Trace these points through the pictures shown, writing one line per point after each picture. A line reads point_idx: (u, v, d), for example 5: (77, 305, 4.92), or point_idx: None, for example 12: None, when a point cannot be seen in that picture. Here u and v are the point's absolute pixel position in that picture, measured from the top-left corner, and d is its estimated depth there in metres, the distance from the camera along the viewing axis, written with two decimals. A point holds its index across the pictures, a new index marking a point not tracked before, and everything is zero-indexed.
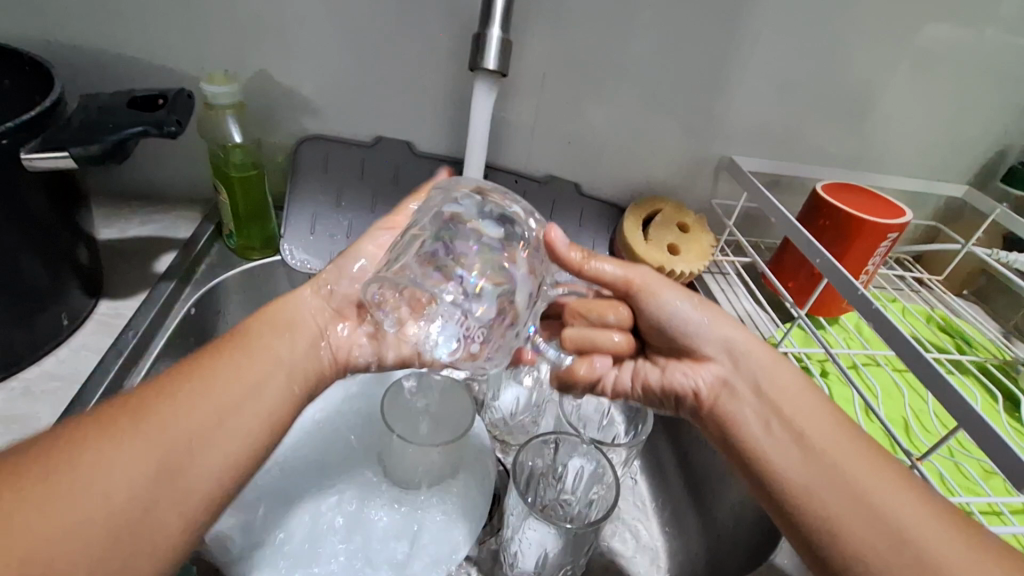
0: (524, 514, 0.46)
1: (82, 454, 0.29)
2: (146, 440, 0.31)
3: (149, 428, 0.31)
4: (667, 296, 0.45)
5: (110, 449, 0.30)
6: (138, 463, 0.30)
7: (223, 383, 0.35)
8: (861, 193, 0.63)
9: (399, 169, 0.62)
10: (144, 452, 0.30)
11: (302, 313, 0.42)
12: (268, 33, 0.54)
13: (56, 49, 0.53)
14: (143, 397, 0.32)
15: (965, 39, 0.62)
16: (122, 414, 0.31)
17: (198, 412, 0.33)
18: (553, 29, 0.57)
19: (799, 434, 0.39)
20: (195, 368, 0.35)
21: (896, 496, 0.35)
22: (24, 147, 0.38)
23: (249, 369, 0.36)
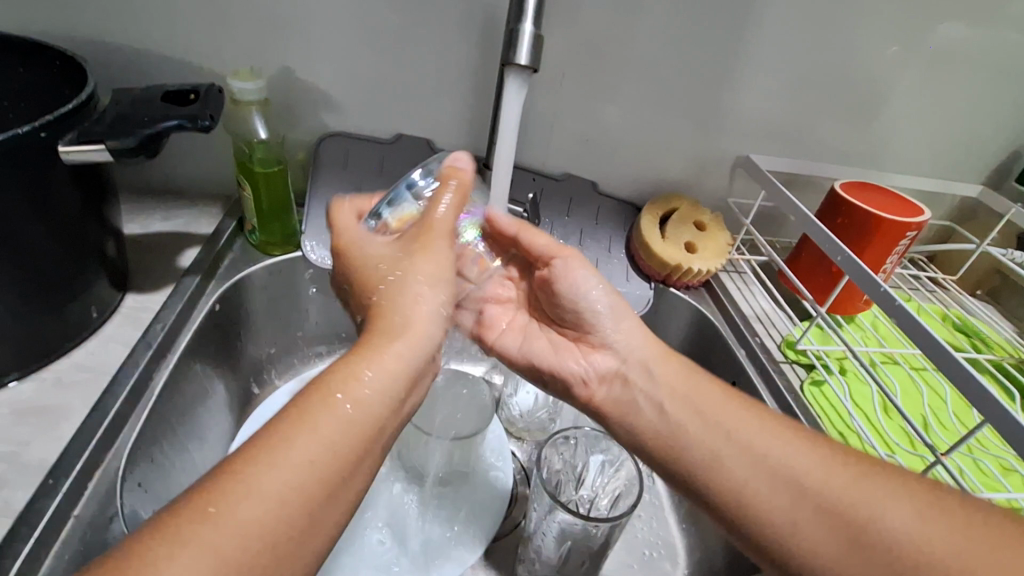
0: (548, 506, 0.46)
1: (213, 513, 0.25)
2: (276, 494, 0.27)
3: (274, 471, 0.27)
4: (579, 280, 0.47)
5: (239, 503, 0.26)
6: (266, 520, 0.26)
7: (341, 417, 0.30)
8: (877, 191, 0.63)
9: (419, 166, 0.62)
10: (273, 509, 0.26)
11: (410, 350, 0.34)
12: (292, 31, 0.55)
13: (84, 44, 0.54)
14: (263, 442, 0.28)
15: (981, 39, 0.63)
16: (247, 457, 0.27)
17: (316, 457, 0.28)
18: (573, 28, 0.58)
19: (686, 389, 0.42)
20: (285, 444, 0.28)
21: (764, 447, 0.38)
22: (62, 140, 0.39)
23: (369, 402, 0.31)
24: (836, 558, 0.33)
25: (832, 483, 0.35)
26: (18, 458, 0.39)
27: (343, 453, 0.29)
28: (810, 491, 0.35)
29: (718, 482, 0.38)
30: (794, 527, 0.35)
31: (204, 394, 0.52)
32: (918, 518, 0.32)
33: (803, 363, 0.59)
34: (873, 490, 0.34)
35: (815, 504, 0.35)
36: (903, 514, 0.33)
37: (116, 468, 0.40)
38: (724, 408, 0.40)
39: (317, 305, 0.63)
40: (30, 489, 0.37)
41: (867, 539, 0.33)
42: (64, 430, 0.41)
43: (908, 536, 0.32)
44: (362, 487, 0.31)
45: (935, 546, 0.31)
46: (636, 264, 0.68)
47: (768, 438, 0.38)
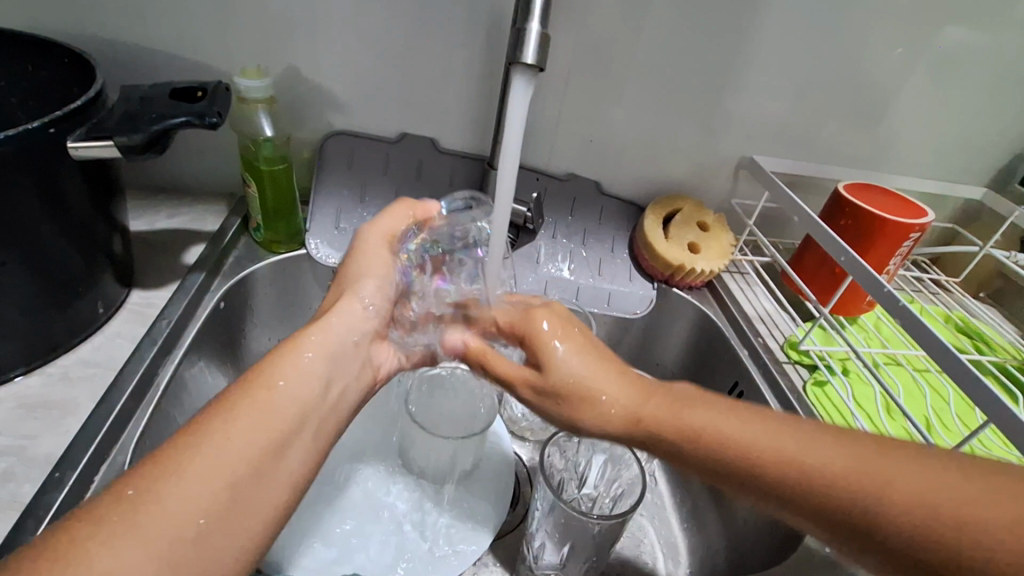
0: (550, 505, 0.47)
1: (142, 500, 0.27)
2: (204, 475, 0.29)
3: (202, 455, 0.30)
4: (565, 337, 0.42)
5: (163, 489, 0.28)
6: (195, 501, 0.28)
7: (261, 410, 0.33)
8: (880, 193, 0.63)
9: (423, 165, 0.62)
10: (204, 490, 0.29)
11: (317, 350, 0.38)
12: (298, 30, 0.55)
13: (91, 41, 0.54)
14: (196, 432, 0.31)
15: (986, 42, 0.63)
16: (171, 450, 0.30)
17: (246, 442, 0.31)
18: (578, 28, 0.58)
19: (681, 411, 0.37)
20: (220, 426, 0.31)
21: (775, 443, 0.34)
22: (71, 136, 0.39)
23: (288, 394, 0.34)
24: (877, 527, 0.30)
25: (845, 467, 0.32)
26: (24, 452, 0.39)
27: (267, 443, 0.32)
28: (825, 480, 0.32)
29: (755, 467, 0.34)
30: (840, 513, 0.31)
31: (208, 391, 0.52)
32: (938, 479, 0.30)
33: (806, 363, 0.59)
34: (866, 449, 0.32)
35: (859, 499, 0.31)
36: (907, 475, 0.30)
37: (122, 462, 0.40)
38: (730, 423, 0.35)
39: (321, 303, 0.63)
40: (35, 482, 0.38)
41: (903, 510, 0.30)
42: (70, 424, 0.41)
43: (932, 489, 0.30)
44: (295, 470, 0.33)
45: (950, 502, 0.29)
46: (639, 263, 0.68)
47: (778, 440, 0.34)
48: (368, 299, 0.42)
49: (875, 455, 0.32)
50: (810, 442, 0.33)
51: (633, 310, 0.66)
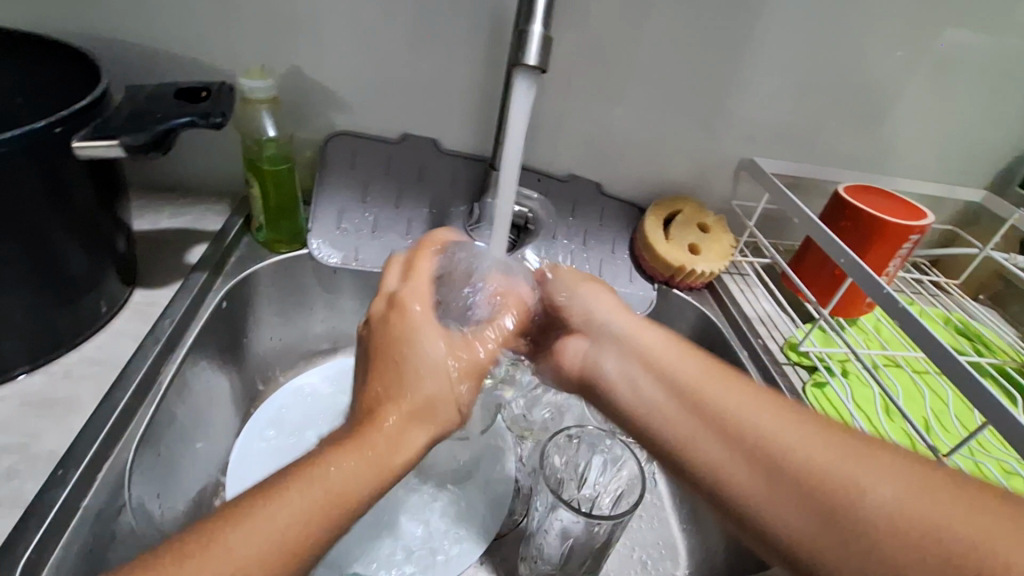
0: (551, 504, 0.47)
1: (201, 561, 0.26)
2: (237, 566, 0.26)
3: (265, 514, 0.28)
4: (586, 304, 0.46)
5: (225, 545, 0.26)
6: (252, 565, 0.26)
7: (335, 466, 0.30)
8: (880, 195, 0.63)
9: (425, 166, 0.63)
10: (261, 554, 0.27)
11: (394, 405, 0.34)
12: (301, 31, 0.55)
13: (94, 41, 0.54)
14: (247, 505, 0.28)
15: (985, 45, 0.63)
16: (241, 504, 0.28)
17: (294, 520, 0.28)
18: (579, 30, 0.58)
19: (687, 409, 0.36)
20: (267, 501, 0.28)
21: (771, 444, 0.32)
22: (76, 135, 0.39)
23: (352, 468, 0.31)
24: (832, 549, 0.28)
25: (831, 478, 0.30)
26: (27, 450, 0.39)
27: (332, 505, 0.29)
28: (808, 475, 0.30)
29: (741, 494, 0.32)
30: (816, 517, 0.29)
31: (210, 390, 0.52)
32: (905, 489, 0.28)
33: (806, 365, 0.59)
34: (844, 451, 0.30)
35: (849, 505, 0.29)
36: (880, 485, 0.29)
37: (125, 460, 0.40)
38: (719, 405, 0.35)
39: (323, 303, 0.63)
40: (39, 479, 0.38)
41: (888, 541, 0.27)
42: (74, 422, 0.42)
43: (917, 520, 0.27)
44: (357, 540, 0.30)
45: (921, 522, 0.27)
46: (640, 264, 0.68)
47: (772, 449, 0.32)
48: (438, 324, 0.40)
49: (839, 447, 0.31)
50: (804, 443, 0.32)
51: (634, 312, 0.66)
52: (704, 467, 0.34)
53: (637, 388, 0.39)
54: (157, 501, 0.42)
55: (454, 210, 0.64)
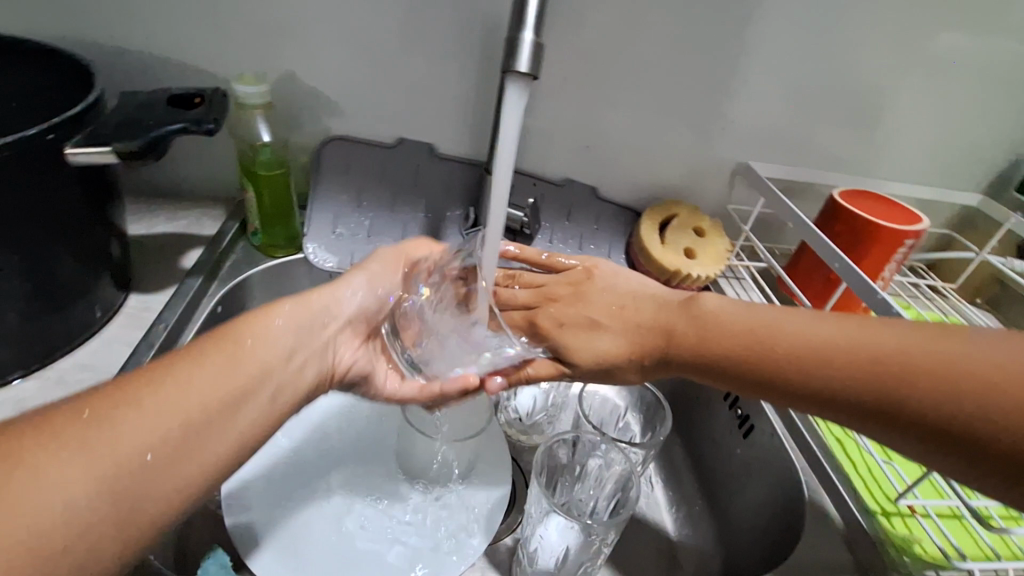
0: (545, 510, 0.47)
1: (90, 427, 0.29)
2: (145, 423, 0.30)
3: (158, 393, 0.32)
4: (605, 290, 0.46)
5: (135, 405, 0.30)
6: (158, 422, 0.31)
7: (219, 364, 0.35)
8: (878, 201, 0.63)
9: (420, 171, 0.63)
10: (152, 427, 0.30)
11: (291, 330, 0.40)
12: (296, 38, 0.55)
13: (91, 47, 0.55)
14: (155, 377, 0.32)
15: (979, 50, 0.63)
16: (129, 387, 0.31)
17: (195, 398, 0.33)
18: (572, 36, 0.58)
19: (734, 329, 0.39)
20: (171, 380, 0.33)
21: (786, 336, 0.38)
22: (69, 142, 0.39)
23: (253, 360, 0.36)
24: (887, 398, 0.33)
25: (885, 348, 0.34)
26: None
27: (217, 399, 0.33)
28: (818, 348, 0.36)
29: (799, 375, 0.36)
30: (873, 371, 0.34)
31: None
32: (895, 334, 0.34)
33: None
34: (836, 322, 0.37)
35: (887, 366, 0.34)
36: (886, 333, 0.35)
37: None
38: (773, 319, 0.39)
39: None
40: None
41: (927, 379, 0.32)
42: None
43: (919, 347, 0.33)
44: (238, 431, 0.34)
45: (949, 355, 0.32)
46: (636, 268, 0.68)
47: (816, 329, 0.37)
48: (350, 289, 0.46)
49: (833, 323, 0.37)
50: (829, 323, 0.37)
51: None
52: (770, 361, 0.38)
53: (676, 310, 0.42)
54: None
55: (449, 214, 0.64)
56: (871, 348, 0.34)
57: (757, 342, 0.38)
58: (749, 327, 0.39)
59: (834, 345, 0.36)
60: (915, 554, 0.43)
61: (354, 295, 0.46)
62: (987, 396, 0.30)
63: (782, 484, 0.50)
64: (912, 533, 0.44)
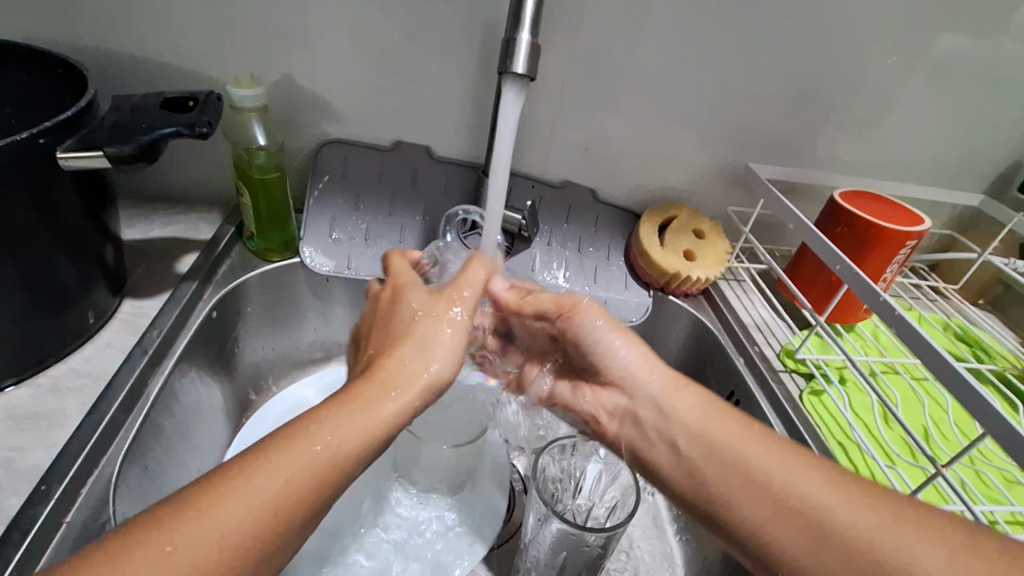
0: (544, 517, 0.46)
1: (212, 493, 0.28)
2: (214, 535, 0.27)
3: (281, 459, 0.30)
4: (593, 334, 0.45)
5: (204, 515, 0.27)
6: (224, 534, 0.27)
7: (362, 424, 0.32)
8: (876, 200, 0.63)
9: (417, 174, 0.62)
10: (274, 483, 0.29)
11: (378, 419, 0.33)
12: (291, 40, 0.55)
13: (87, 50, 0.54)
14: (239, 470, 0.29)
15: (980, 49, 0.63)
16: (267, 448, 0.30)
17: (264, 506, 0.28)
18: (570, 38, 0.58)
19: (715, 434, 0.39)
20: (253, 476, 0.29)
21: (765, 471, 0.36)
22: (61, 146, 0.39)
23: (332, 459, 0.31)
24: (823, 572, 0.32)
25: (866, 529, 0.31)
26: (12, 464, 0.39)
27: (327, 474, 0.31)
28: (789, 500, 0.34)
29: (766, 500, 0.35)
30: (833, 536, 0.32)
31: (199, 401, 0.51)
32: (948, 557, 0.29)
33: (803, 372, 0.58)
34: (864, 505, 0.32)
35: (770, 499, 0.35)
36: (932, 557, 0.29)
37: (110, 474, 0.39)
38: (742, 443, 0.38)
39: (316, 311, 0.63)
40: (21, 495, 0.37)
41: None
42: (59, 435, 0.41)
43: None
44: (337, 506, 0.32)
45: (867, 532, 0.31)
46: (635, 271, 0.68)
47: (780, 471, 0.35)
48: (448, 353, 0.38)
49: (858, 494, 0.33)
50: (841, 496, 0.33)
51: (629, 318, 0.66)
52: (738, 475, 0.36)
53: (714, 406, 0.41)
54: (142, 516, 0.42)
55: (447, 217, 0.63)
56: (855, 524, 0.32)
57: (712, 446, 0.39)
58: (722, 432, 0.39)
59: (806, 501, 0.34)
60: None
61: (445, 354, 0.38)
62: None
63: None
64: None
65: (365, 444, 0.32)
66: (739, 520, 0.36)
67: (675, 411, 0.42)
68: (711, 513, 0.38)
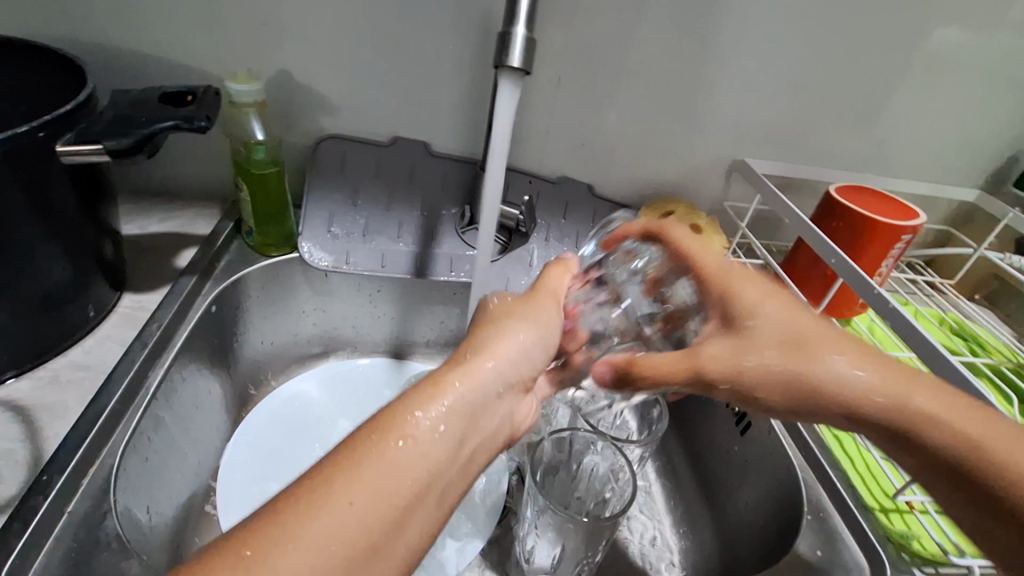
0: (541, 508, 0.47)
1: (314, 493, 0.25)
2: (316, 546, 0.24)
3: (385, 454, 0.28)
4: (747, 294, 0.39)
5: (303, 525, 0.24)
6: (329, 544, 0.24)
7: (453, 416, 0.31)
8: (872, 195, 0.63)
9: (414, 169, 0.62)
10: (384, 476, 0.27)
11: (462, 410, 0.31)
12: (288, 34, 0.55)
13: (85, 46, 0.55)
14: (331, 469, 0.27)
15: (975, 44, 0.63)
16: (364, 438, 0.28)
17: (365, 507, 0.26)
18: (567, 32, 0.58)
19: (887, 387, 0.34)
20: (343, 478, 0.26)
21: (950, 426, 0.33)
22: (60, 139, 0.39)
23: (414, 454, 0.28)
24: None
25: None
26: (11, 456, 0.39)
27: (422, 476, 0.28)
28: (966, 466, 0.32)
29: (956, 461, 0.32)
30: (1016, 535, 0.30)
31: (198, 394, 0.52)
32: None
33: None
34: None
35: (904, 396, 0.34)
36: None
37: (111, 465, 0.40)
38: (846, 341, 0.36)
39: (314, 305, 0.63)
40: (20, 486, 0.37)
41: None
42: (59, 427, 0.41)
43: None
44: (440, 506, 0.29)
45: None
46: None
47: (896, 380, 0.34)
48: (524, 345, 0.37)
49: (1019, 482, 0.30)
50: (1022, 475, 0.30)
51: None
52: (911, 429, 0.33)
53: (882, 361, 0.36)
54: (142, 507, 0.42)
55: (444, 212, 0.63)
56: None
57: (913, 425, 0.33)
58: (921, 391, 0.34)
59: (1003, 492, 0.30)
60: (916, 552, 0.42)
61: (525, 345, 0.37)
62: None
63: (778, 482, 0.50)
64: (912, 530, 0.44)
65: (451, 433, 0.30)
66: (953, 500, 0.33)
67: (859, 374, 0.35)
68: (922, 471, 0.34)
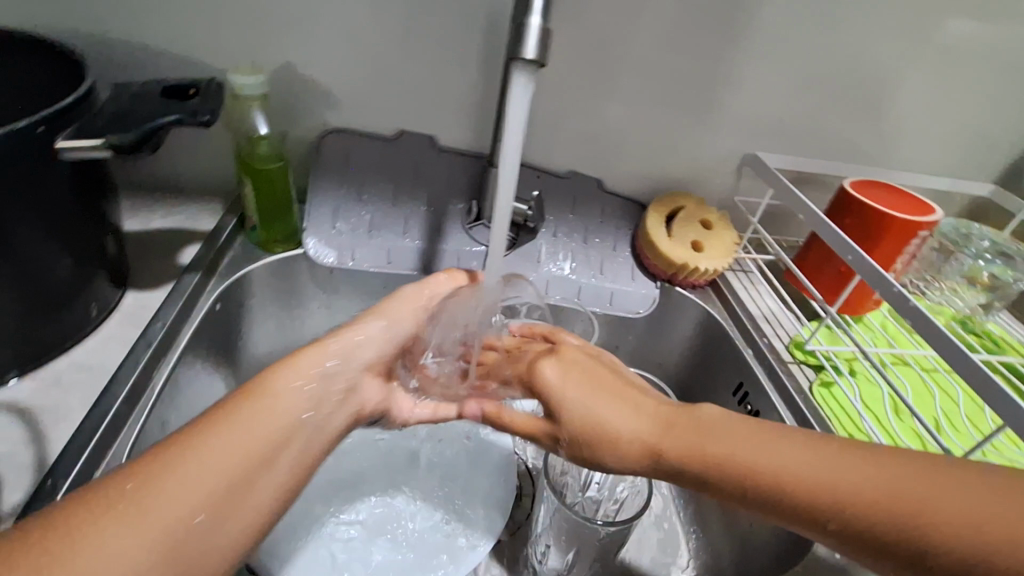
0: (555, 508, 0.46)
1: (183, 454, 0.32)
2: (187, 480, 0.31)
3: (242, 428, 0.34)
4: (739, 460, 0.35)
5: (176, 473, 0.31)
6: (202, 486, 0.31)
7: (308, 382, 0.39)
8: (888, 190, 0.62)
9: (421, 164, 0.61)
10: (201, 483, 0.31)
11: (295, 372, 0.39)
12: (291, 26, 0.54)
13: (83, 38, 0.53)
14: (188, 435, 0.33)
15: (995, 34, 0.61)
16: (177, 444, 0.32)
17: (229, 452, 0.33)
18: (576, 23, 0.57)
19: (749, 457, 0.35)
20: (200, 439, 0.33)
21: (743, 457, 0.35)
22: (60, 136, 0.38)
23: (286, 410, 0.37)
24: (813, 499, 0.33)
25: (794, 477, 0.34)
26: (13, 460, 0.38)
27: (261, 449, 0.34)
28: (779, 482, 0.34)
29: (785, 489, 0.34)
30: (809, 502, 0.33)
31: (205, 393, 0.51)
32: (808, 449, 0.34)
33: (812, 364, 0.58)
34: (775, 444, 0.35)
35: (927, 521, 0.30)
36: (798, 460, 0.34)
37: (115, 470, 0.39)
38: (836, 454, 0.34)
39: (320, 304, 0.62)
40: (25, 491, 0.37)
41: (811, 494, 0.33)
42: (65, 428, 0.41)
43: (813, 477, 0.33)
44: (281, 479, 0.35)
45: (795, 474, 0.34)
46: (641, 262, 0.67)
47: (745, 444, 0.36)
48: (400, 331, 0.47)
49: (787, 448, 0.35)
50: (751, 443, 0.36)
51: (635, 309, 0.65)
52: (761, 490, 0.35)
53: (666, 424, 0.39)
54: None
55: (452, 207, 0.62)
56: (816, 482, 0.33)
57: (743, 476, 0.35)
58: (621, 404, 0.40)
59: (822, 492, 0.33)
60: None
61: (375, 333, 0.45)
62: (767, 488, 0.34)
63: None
64: None
65: (303, 387, 0.38)
66: (800, 497, 0.33)
67: (733, 462, 0.35)
68: (757, 502, 0.35)
